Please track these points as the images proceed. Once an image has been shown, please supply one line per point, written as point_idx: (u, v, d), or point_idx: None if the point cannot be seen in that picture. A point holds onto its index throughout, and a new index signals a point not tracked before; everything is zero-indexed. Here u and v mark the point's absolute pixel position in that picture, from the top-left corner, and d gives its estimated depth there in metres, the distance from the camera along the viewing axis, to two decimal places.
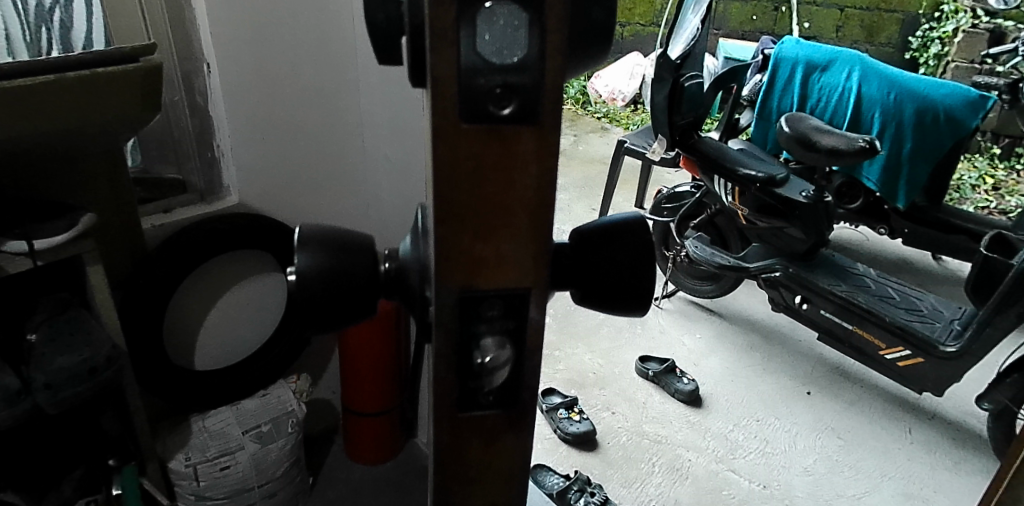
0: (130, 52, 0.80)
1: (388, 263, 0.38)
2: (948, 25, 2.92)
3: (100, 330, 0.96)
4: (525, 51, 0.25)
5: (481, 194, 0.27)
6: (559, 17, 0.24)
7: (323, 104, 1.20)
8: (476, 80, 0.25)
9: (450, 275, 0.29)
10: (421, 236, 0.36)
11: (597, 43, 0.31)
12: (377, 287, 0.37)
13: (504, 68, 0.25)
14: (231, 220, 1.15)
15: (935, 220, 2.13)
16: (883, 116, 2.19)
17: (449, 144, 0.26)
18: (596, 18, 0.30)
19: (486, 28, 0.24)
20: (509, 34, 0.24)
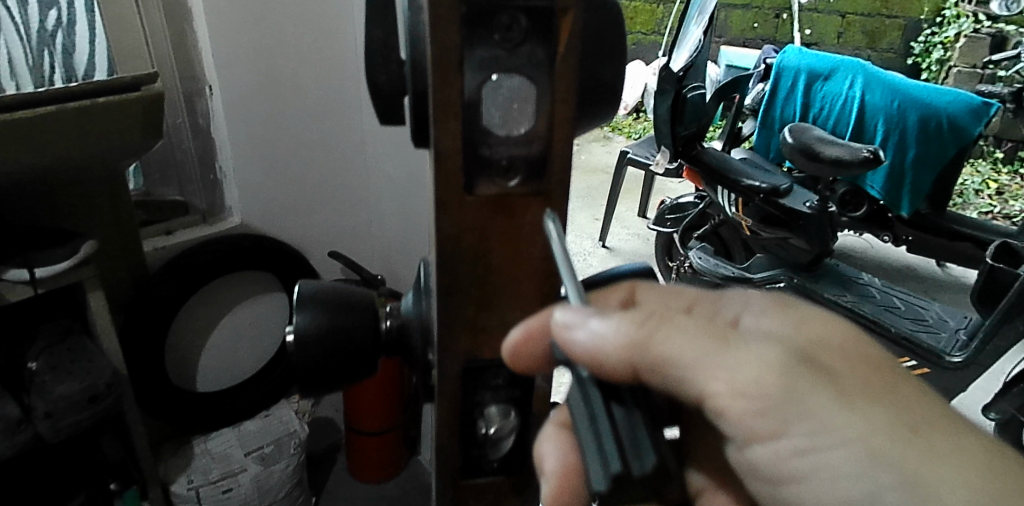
0: (132, 81, 0.80)
1: (389, 321, 0.40)
2: (950, 30, 2.90)
3: (102, 357, 0.95)
4: (532, 121, 0.28)
5: (487, 264, 0.31)
6: (567, 86, 0.27)
7: (325, 123, 1.20)
8: (482, 149, 0.28)
9: (457, 345, 0.33)
10: (421, 294, 0.39)
11: (599, 97, 0.35)
12: (379, 346, 0.40)
13: (510, 139, 0.28)
14: (236, 242, 1.14)
15: (938, 228, 2.11)
16: (887, 124, 2.17)
17: (456, 214, 0.29)
18: (605, 77, 0.34)
19: (493, 100, 0.27)
20: (515, 108, 0.27)
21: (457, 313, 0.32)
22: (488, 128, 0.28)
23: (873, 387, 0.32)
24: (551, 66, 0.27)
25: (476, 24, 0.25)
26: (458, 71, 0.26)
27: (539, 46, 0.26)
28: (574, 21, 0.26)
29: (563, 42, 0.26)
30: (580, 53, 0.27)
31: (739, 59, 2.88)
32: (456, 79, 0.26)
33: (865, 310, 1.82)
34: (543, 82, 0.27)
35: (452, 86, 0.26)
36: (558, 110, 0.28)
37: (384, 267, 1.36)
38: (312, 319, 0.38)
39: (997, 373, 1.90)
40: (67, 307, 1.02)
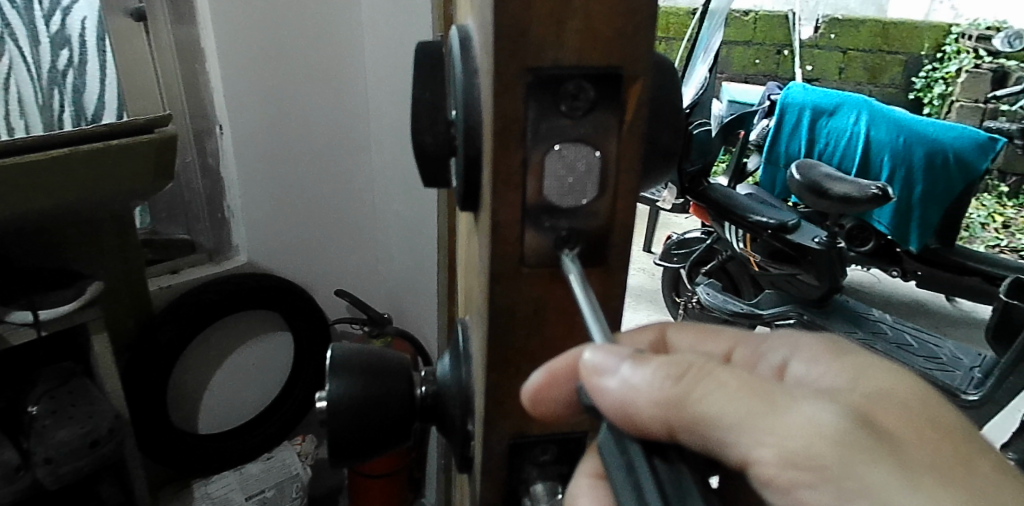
0: (145, 124, 0.80)
1: (424, 388, 0.39)
2: (950, 66, 2.96)
3: (104, 400, 0.93)
4: (595, 193, 0.27)
5: (540, 338, 0.30)
6: (633, 156, 0.26)
7: (335, 161, 1.20)
8: (542, 221, 0.27)
9: (506, 420, 0.32)
10: (460, 359, 0.39)
11: (656, 166, 0.33)
12: (413, 413, 0.39)
13: (570, 212, 0.27)
14: (242, 280, 1.13)
15: (948, 262, 2.09)
16: (893, 159, 2.17)
17: (510, 287, 0.28)
18: (663, 144, 0.32)
19: (556, 167, 0.26)
20: (574, 179, 0.26)
21: (506, 385, 0.31)
22: (549, 199, 0.26)
23: (937, 463, 0.26)
24: (618, 136, 0.26)
25: (543, 93, 0.24)
26: (521, 139, 0.25)
27: (607, 115, 0.25)
28: (643, 90, 0.25)
29: (631, 109, 0.25)
30: (647, 123, 0.26)
31: (741, 95, 2.87)
32: (518, 149, 0.25)
33: (876, 346, 1.81)
34: (608, 154, 0.26)
35: (513, 152, 0.25)
36: (622, 181, 0.27)
37: (390, 306, 1.34)
38: (345, 385, 0.37)
39: None
40: (70, 349, 1.00)
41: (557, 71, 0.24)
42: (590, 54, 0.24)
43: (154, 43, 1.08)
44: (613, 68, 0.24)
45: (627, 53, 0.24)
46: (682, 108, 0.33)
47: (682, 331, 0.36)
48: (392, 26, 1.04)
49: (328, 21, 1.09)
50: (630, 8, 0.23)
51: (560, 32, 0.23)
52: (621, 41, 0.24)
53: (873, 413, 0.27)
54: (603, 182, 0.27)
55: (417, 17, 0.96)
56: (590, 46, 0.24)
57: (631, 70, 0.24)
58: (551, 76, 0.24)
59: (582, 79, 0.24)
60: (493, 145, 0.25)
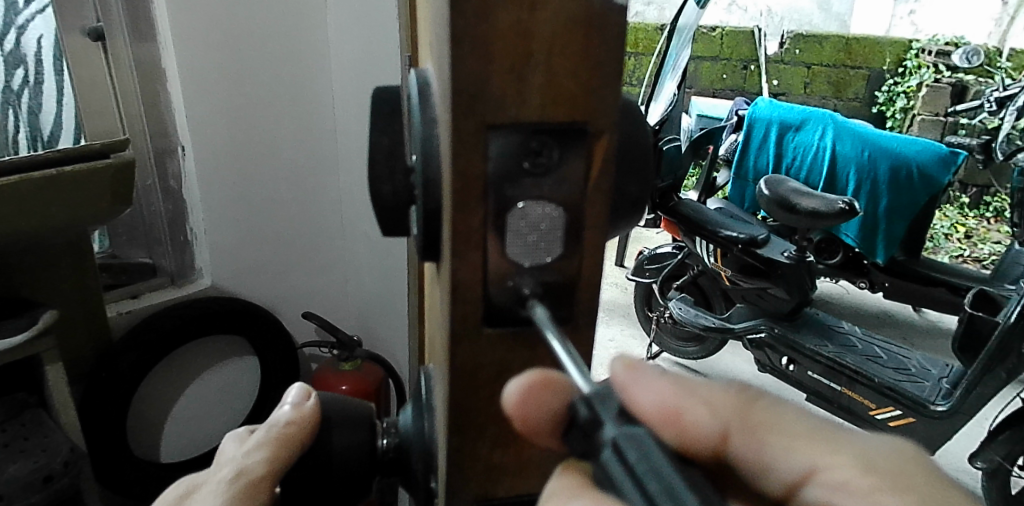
0: (101, 148, 0.78)
1: (386, 440, 0.38)
2: (912, 80, 3.05)
3: (59, 433, 0.89)
4: (562, 249, 0.24)
5: (502, 402, 0.26)
6: (599, 211, 0.23)
7: (302, 180, 1.18)
8: (505, 283, 0.24)
9: (468, 487, 0.29)
10: (423, 411, 0.37)
11: (625, 216, 0.28)
12: (374, 467, 0.37)
13: (535, 269, 0.24)
14: (205, 305, 1.10)
15: (915, 274, 2.13)
16: (858, 173, 2.22)
17: (470, 350, 0.25)
18: (631, 193, 0.28)
19: (518, 225, 0.23)
20: (541, 234, 0.23)
21: (469, 457, 0.28)
22: (513, 261, 0.23)
23: None
24: (586, 194, 0.23)
25: (504, 145, 0.22)
26: (482, 197, 0.22)
27: (574, 170, 0.23)
28: (610, 147, 0.22)
29: (598, 161, 0.22)
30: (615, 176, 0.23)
31: (709, 109, 2.92)
32: (479, 208, 0.22)
33: (847, 359, 1.81)
34: (576, 209, 0.23)
35: (474, 213, 0.22)
36: (590, 243, 0.24)
37: (361, 326, 1.32)
38: (271, 452, 0.36)
39: (984, 419, 1.91)
40: (22, 381, 0.96)
41: (519, 126, 0.21)
42: (553, 110, 0.21)
43: (112, 62, 1.04)
44: (579, 123, 0.21)
45: (595, 106, 0.21)
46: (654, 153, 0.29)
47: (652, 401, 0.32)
48: (359, 44, 1.03)
49: (294, 38, 1.08)
50: (598, 61, 0.20)
51: (521, 84, 0.20)
52: (589, 92, 0.21)
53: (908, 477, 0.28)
54: (570, 240, 0.24)
55: (386, 33, 0.95)
56: (554, 99, 0.21)
57: (598, 125, 0.22)
58: (509, 132, 0.21)
59: (544, 135, 0.21)
60: (449, 203, 0.22)
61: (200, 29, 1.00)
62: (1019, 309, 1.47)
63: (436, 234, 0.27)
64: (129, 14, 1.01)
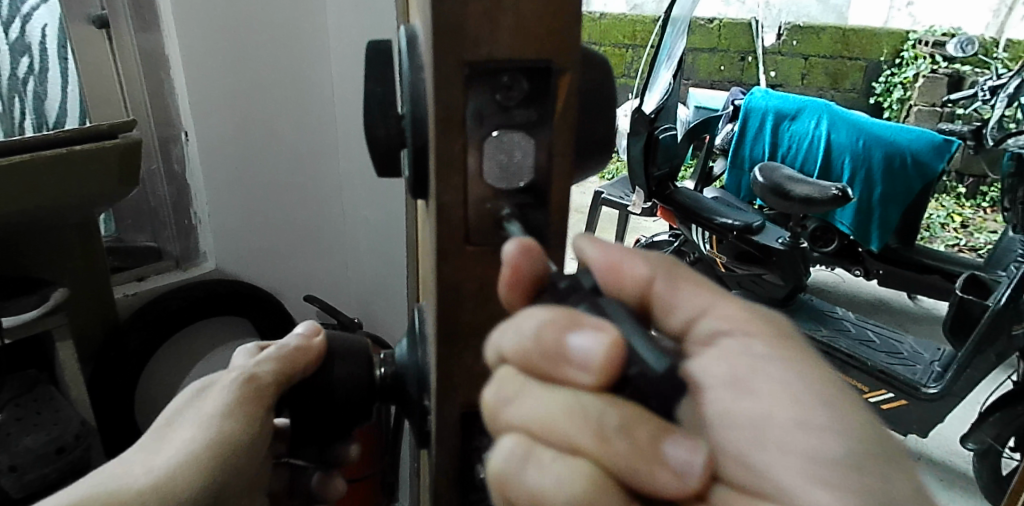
0: (109, 130, 0.81)
1: (384, 369, 0.42)
2: (909, 71, 3.09)
3: (69, 408, 0.92)
4: (532, 174, 0.28)
5: (484, 315, 0.30)
6: (566, 142, 0.27)
7: (302, 166, 1.20)
8: (485, 205, 0.28)
9: (458, 399, 0.33)
10: (417, 343, 0.40)
11: (595, 155, 0.32)
12: (374, 393, 0.41)
13: (511, 192, 0.28)
14: (210, 287, 1.13)
15: (909, 261, 2.13)
16: (853, 161, 2.25)
17: (455, 266, 0.29)
18: (599, 133, 0.33)
19: (494, 153, 0.27)
20: (514, 160, 0.27)
21: (457, 365, 0.31)
22: (490, 184, 0.27)
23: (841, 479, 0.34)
24: (553, 125, 0.26)
25: (478, 80, 0.25)
26: (461, 127, 0.26)
27: (542, 104, 0.26)
28: (573, 83, 0.26)
29: (563, 94, 0.26)
30: (579, 111, 0.27)
31: (707, 100, 2.93)
32: (459, 136, 0.26)
33: (840, 343, 1.85)
34: (544, 140, 0.27)
35: (454, 140, 0.26)
36: (558, 170, 0.27)
37: (362, 310, 1.35)
38: (277, 368, 0.50)
39: (976, 402, 1.94)
40: (32, 358, 0.99)
41: (493, 62, 0.24)
42: (524, 48, 0.24)
43: (117, 49, 1.07)
44: (545, 59, 0.25)
45: (559, 44, 0.24)
46: (615, 98, 0.34)
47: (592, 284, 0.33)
48: (357, 32, 1.06)
49: (294, 25, 1.10)
50: (563, 4, 0.24)
51: (493, 27, 0.24)
52: (553, 34, 0.24)
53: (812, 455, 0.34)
54: (541, 167, 0.27)
55: (386, 21, 0.97)
56: (523, 39, 0.24)
57: (562, 63, 0.25)
58: (484, 69, 0.25)
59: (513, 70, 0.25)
60: (436, 131, 0.26)
61: (202, 18, 1.03)
62: (1009, 292, 1.51)
63: (427, 171, 0.31)
64: (133, 3, 1.04)
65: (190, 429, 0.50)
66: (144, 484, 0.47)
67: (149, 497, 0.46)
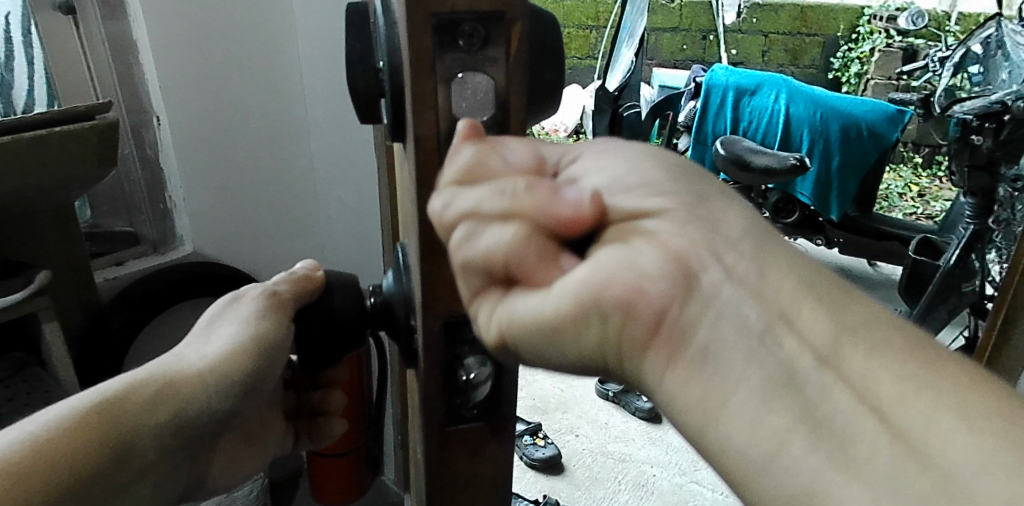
0: (86, 110, 0.83)
1: (374, 298, 0.49)
2: (865, 46, 3.17)
3: (57, 387, 0.94)
4: (493, 111, 0.35)
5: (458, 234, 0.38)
6: (517, 85, 0.34)
7: (272, 148, 1.22)
8: (453, 137, 0.36)
9: (440, 308, 0.41)
10: (400, 273, 0.47)
11: (545, 96, 0.40)
12: (366, 319, 0.49)
13: (474, 125, 0.36)
14: (188, 268, 1.15)
15: (869, 229, 2.26)
16: (812, 134, 2.31)
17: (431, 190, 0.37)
18: (548, 78, 0.39)
19: (460, 92, 0.35)
20: (479, 98, 0.35)
21: (439, 272, 0.39)
22: (457, 118, 0.35)
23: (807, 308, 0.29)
24: (508, 68, 0.34)
25: (443, 29, 0.32)
26: (431, 73, 0.33)
27: (496, 49, 0.33)
28: (522, 32, 0.33)
29: (513, 45, 0.33)
30: (527, 59, 0.34)
31: (671, 79, 3.00)
32: (429, 79, 0.33)
33: None
34: (499, 81, 0.34)
35: (425, 82, 0.33)
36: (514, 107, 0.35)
37: None
38: (293, 285, 0.57)
39: None
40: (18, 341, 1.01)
41: (453, 15, 0.32)
42: (479, 2, 0.31)
43: (84, 36, 1.10)
44: (498, 10, 0.32)
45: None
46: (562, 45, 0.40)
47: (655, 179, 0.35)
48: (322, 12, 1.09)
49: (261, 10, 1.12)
50: None
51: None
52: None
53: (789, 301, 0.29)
54: (499, 106, 0.35)
55: None
56: None
57: (512, 14, 0.32)
58: (446, 19, 0.32)
59: (472, 22, 0.32)
60: (411, 76, 0.33)
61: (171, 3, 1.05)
62: (957, 252, 1.62)
63: (403, 115, 0.37)
64: None
65: (232, 326, 0.58)
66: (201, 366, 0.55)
67: (206, 376, 0.55)
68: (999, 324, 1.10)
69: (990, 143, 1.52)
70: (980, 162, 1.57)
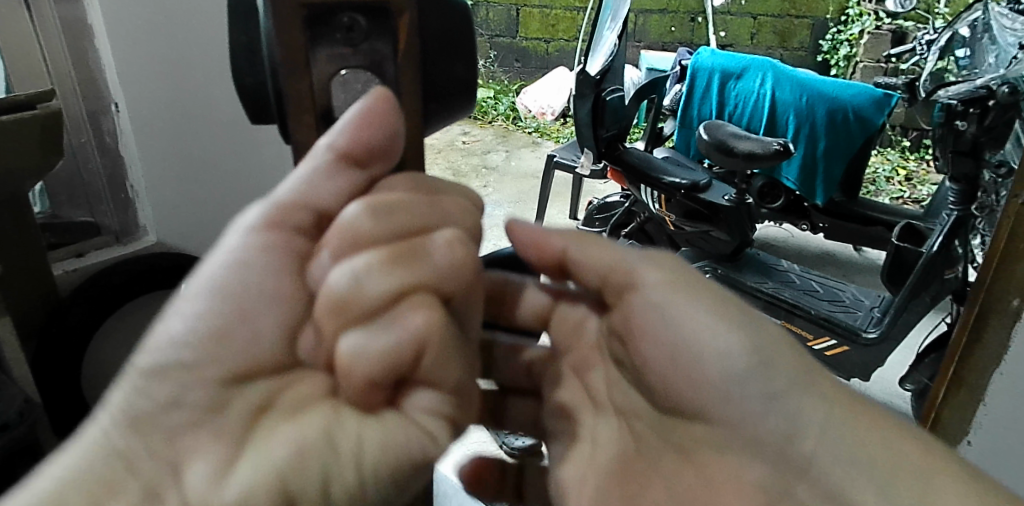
0: (25, 100, 0.84)
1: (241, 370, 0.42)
2: (853, 28, 3.12)
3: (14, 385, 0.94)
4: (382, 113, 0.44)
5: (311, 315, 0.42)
6: (410, 81, 0.42)
7: (232, 134, 1.18)
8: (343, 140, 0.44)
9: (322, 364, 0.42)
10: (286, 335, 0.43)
11: (444, 94, 0.48)
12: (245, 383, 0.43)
13: None
14: (152, 261, 1.13)
15: (851, 213, 2.20)
16: (797, 118, 2.29)
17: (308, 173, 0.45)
18: (452, 79, 0.48)
19: (341, 87, 0.42)
20: (366, 97, 0.42)
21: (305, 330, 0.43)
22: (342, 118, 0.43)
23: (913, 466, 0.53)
24: (397, 60, 0.41)
25: (316, 16, 0.39)
26: (307, 66, 0.40)
27: (381, 40, 0.40)
28: (406, 20, 0.40)
29: (403, 37, 0.40)
30: (417, 46, 0.41)
31: (658, 62, 2.96)
32: (305, 75, 0.41)
33: (785, 295, 1.91)
34: (389, 81, 0.42)
35: (301, 75, 0.41)
36: (405, 97, 0.43)
37: None
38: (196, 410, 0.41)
39: (913, 346, 2.06)
40: None
41: (328, 5, 0.38)
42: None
43: (36, 19, 1.06)
44: (382, 4, 0.39)
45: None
46: (461, 38, 0.47)
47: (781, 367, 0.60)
48: None
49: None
50: None
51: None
52: None
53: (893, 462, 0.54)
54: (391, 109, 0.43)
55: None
56: None
57: (399, 8, 0.40)
58: (329, 9, 0.38)
59: (353, 15, 0.39)
60: (284, 59, 0.40)
61: None
62: (940, 239, 1.61)
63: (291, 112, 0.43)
64: None
65: (180, 321, 0.41)
66: (163, 390, 0.40)
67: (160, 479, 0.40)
68: (978, 320, 1.07)
69: (974, 129, 1.50)
70: (965, 147, 1.54)
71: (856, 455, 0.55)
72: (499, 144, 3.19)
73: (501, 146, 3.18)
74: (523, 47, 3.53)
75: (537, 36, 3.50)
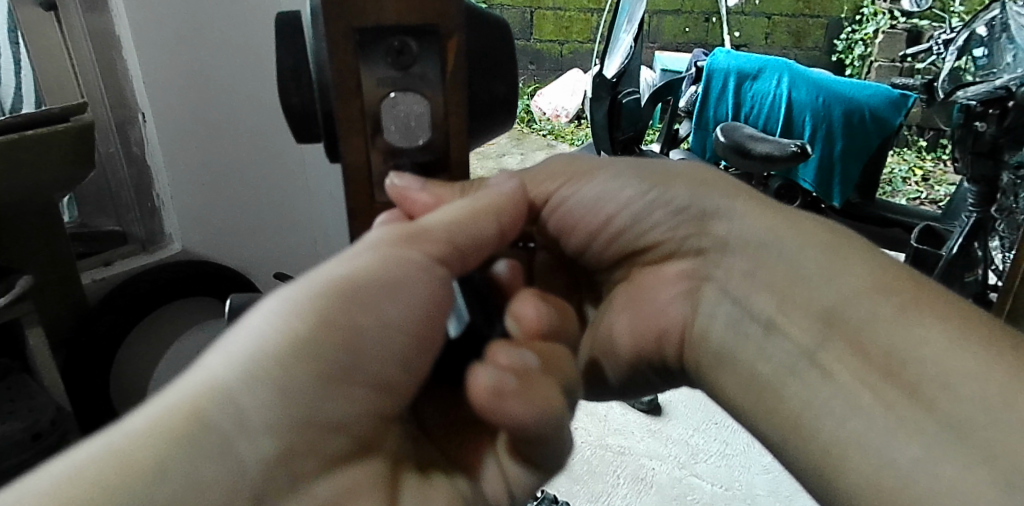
0: (60, 113, 0.86)
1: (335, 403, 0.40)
2: (869, 27, 3.09)
3: (44, 394, 1.00)
4: (429, 134, 0.47)
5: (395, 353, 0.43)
6: (457, 102, 0.45)
7: (260, 148, 1.26)
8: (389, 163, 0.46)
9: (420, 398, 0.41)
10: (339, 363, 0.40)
11: (484, 113, 0.50)
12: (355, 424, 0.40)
13: (414, 147, 0.47)
14: (177, 268, 1.23)
15: (870, 215, 2.19)
16: (814, 119, 2.27)
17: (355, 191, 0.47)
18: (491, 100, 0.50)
19: (391, 109, 0.44)
20: (413, 119, 0.45)
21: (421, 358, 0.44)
22: (393, 143, 0.46)
23: (902, 298, 0.50)
24: (444, 81, 0.44)
25: (367, 41, 0.41)
26: (355, 88, 0.43)
27: (429, 58, 0.43)
28: (457, 40, 0.43)
29: (450, 58, 0.43)
30: (463, 68, 0.44)
31: (673, 63, 2.95)
32: (355, 99, 0.43)
33: None
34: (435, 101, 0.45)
35: (351, 94, 0.43)
36: (451, 118, 0.46)
37: None
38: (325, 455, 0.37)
39: None
40: (7, 345, 1.07)
41: (380, 28, 0.41)
42: (409, 17, 0.41)
43: (67, 32, 1.13)
44: (433, 25, 0.42)
45: (441, 15, 0.41)
46: (497, 58, 0.50)
47: (751, 205, 0.59)
48: None
49: (243, 29, 1.16)
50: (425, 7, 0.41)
51: (378, 3, 0.40)
52: (434, 10, 0.41)
53: (879, 285, 0.51)
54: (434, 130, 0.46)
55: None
56: (408, 10, 0.41)
57: (448, 29, 0.42)
58: (380, 33, 0.41)
59: (404, 40, 0.42)
60: (335, 78, 0.42)
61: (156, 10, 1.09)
62: (960, 240, 1.59)
63: (341, 135, 0.45)
64: None
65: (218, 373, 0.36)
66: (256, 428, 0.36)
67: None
68: None
69: (994, 129, 1.47)
70: (983, 148, 1.52)
71: (798, 276, 0.55)
72: (514, 147, 3.19)
73: (516, 148, 3.17)
74: (538, 49, 3.53)
75: (552, 39, 3.50)
